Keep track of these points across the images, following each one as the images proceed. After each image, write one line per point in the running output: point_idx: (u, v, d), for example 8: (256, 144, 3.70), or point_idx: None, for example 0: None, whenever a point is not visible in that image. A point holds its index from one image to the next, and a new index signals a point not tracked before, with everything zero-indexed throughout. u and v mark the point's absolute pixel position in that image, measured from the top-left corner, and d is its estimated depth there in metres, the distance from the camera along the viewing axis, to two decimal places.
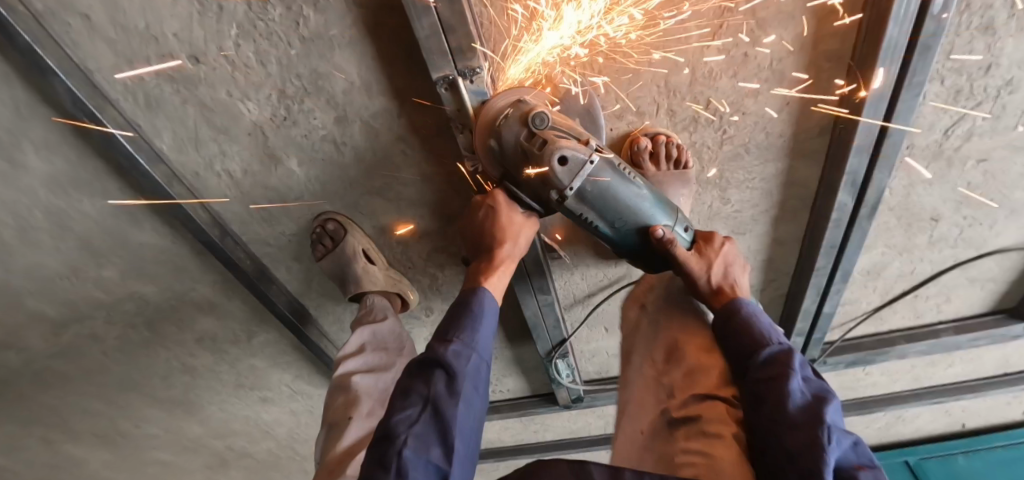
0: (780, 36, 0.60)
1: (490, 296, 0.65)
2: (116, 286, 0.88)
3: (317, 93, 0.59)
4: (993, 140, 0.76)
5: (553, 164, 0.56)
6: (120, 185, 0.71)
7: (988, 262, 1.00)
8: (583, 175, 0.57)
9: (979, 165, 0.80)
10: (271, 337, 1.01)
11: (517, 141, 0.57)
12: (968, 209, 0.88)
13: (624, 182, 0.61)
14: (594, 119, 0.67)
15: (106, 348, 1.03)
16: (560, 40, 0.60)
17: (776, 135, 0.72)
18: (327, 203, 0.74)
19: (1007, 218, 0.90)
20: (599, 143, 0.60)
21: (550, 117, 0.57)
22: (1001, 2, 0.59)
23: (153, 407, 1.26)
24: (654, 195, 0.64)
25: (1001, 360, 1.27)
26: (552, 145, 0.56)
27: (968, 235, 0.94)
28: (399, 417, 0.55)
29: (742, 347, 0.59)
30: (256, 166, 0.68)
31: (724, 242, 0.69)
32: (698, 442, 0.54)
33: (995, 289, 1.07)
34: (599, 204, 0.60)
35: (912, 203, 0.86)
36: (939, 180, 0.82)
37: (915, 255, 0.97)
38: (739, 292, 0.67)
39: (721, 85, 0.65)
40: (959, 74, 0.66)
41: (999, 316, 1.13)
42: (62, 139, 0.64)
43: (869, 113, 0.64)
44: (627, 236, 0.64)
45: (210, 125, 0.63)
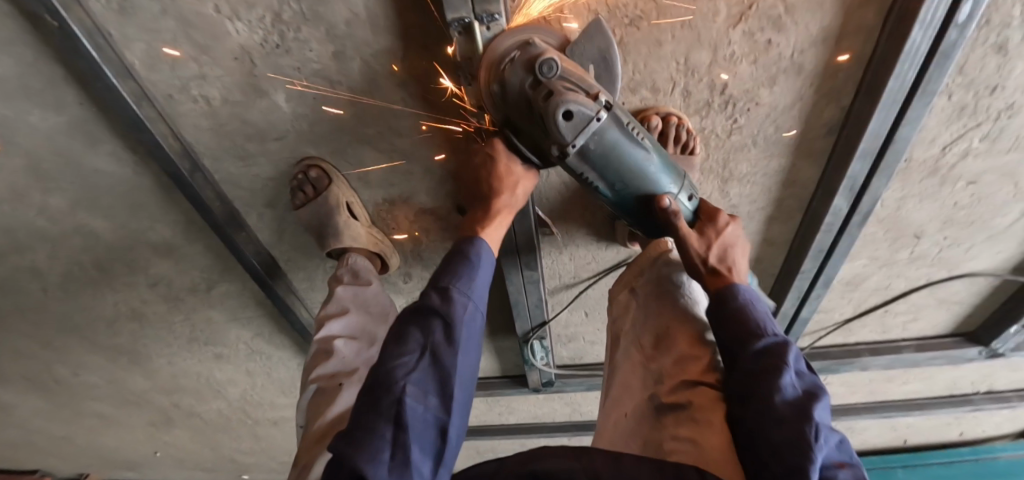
0: (804, 27, 0.59)
1: (486, 247, 0.61)
2: (64, 216, 0.80)
3: (315, 20, 0.53)
4: (985, 163, 0.79)
5: (557, 117, 0.50)
6: (79, 100, 0.63)
7: (958, 284, 1.04)
8: (589, 133, 0.52)
9: (968, 186, 0.82)
10: (234, 289, 0.95)
11: (521, 88, 0.52)
12: (949, 229, 0.91)
13: (630, 142, 0.55)
14: (611, 70, 0.57)
15: (47, 284, 0.95)
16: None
17: (785, 131, 0.71)
18: (312, 147, 0.69)
19: (982, 242, 0.94)
20: (611, 98, 0.54)
21: (560, 65, 0.51)
22: (1019, 21, 0.59)
23: (96, 354, 1.17)
24: (661, 159, 0.59)
25: (952, 381, 1.33)
26: (559, 97, 0.50)
27: (944, 255, 0.97)
28: (395, 364, 0.52)
29: (734, 336, 0.55)
30: (239, 96, 0.62)
31: (728, 222, 0.64)
32: (687, 430, 0.53)
33: (958, 311, 1.12)
34: (601, 164, 0.56)
35: (901, 216, 0.87)
36: (929, 197, 0.84)
37: (894, 270, 1.00)
38: (737, 276, 0.62)
39: (741, 71, 0.63)
40: (967, 90, 0.67)
41: (958, 339, 1.19)
42: (16, 36, 0.56)
43: (880, 114, 0.64)
44: (626, 198, 0.60)
45: (191, 42, 0.56)
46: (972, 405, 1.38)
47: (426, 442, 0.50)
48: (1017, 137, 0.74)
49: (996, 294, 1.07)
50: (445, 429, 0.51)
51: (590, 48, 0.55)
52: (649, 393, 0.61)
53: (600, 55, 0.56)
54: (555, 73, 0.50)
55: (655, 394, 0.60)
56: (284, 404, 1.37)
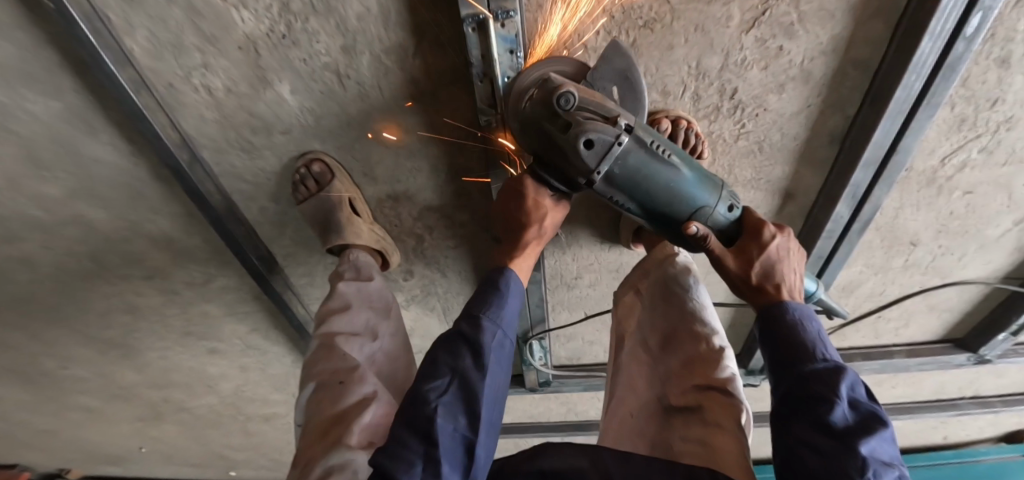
0: (816, 34, 0.59)
1: (516, 277, 0.62)
2: (58, 206, 0.78)
3: (325, 13, 0.52)
4: (982, 174, 0.80)
5: (579, 147, 0.50)
6: (77, 86, 0.61)
7: (950, 291, 1.05)
8: (612, 158, 0.51)
9: (964, 196, 0.84)
10: (231, 283, 0.93)
11: (542, 122, 0.52)
12: (944, 238, 0.92)
13: (658, 162, 0.54)
14: (635, 88, 0.56)
15: (37, 275, 0.93)
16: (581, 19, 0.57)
17: (791, 137, 0.72)
18: (317, 142, 0.67)
19: (975, 251, 0.95)
20: (631, 121, 0.52)
21: (577, 96, 0.50)
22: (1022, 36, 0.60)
23: (85, 347, 1.15)
24: (693, 175, 0.56)
25: (939, 386, 1.36)
26: (578, 127, 0.50)
27: (937, 263, 0.99)
28: (427, 387, 0.53)
29: (783, 358, 0.54)
30: (243, 87, 0.60)
31: (777, 233, 0.59)
32: (698, 432, 0.54)
33: (949, 318, 1.14)
34: (631, 188, 0.54)
35: (898, 225, 0.89)
36: (926, 205, 0.85)
37: (889, 277, 1.01)
38: (783, 295, 0.59)
39: (751, 77, 0.64)
40: (967, 103, 0.68)
41: (947, 345, 1.21)
42: (12, 19, 0.54)
43: (884, 125, 0.65)
44: (663, 222, 0.59)
45: (196, 31, 0.54)
46: (958, 409, 1.41)
47: (454, 460, 0.50)
48: (1014, 149, 0.75)
49: (984, 302, 1.09)
50: (473, 448, 0.51)
51: (608, 71, 0.55)
52: (658, 393, 0.63)
53: (622, 76, 0.56)
54: (571, 104, 0.50)
55: (665, 396, 0.61)
56: (277, 400, 1.37)
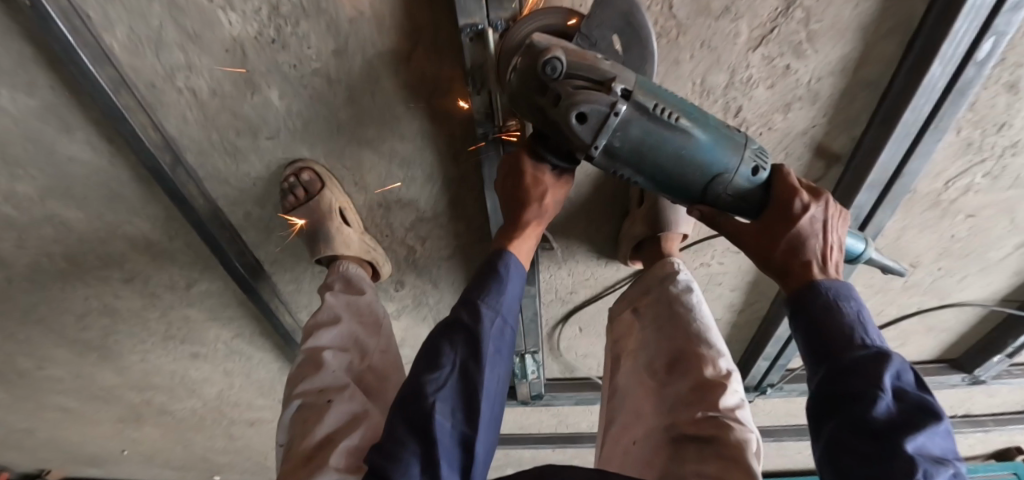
0: (826, 54, 0.57)
1: (516, 261, 0.59)
2: (32, 205, 0.74)
3: (316, 15, 0.49)
4: (986, 198, 0.79)
5: (572, 122, 0.47)
6: (52, 86, 0.57)
7: (947, 313, 1.05)
8: (610, 130, 0.47)
9: (967, 220, 0.83)
10: (214, 288, 0.90)
11: (532, 94, 0.48)
12: (945, 260, 0.91)
13: (662, 130, 0.48)
14: (642, 32, 0.48)
15: (12, 274, 0.89)
16: None
17: (795, 156, 0.70)
18: (306, 148, 0.65)
19: (975, 273, 0.94)
20: (630, 84, 0.47)
21: (565, 61, 0.46)
22: None
23: (61, 349, 1.12)
24: (708, 138, 0.49)
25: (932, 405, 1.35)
26: (567, 100, 0.46)
27: (936, 284, 0.98)
28: (427, 379, 0.51)
29: (819, 343, 0.48)
30: (229, 89, 0.57)
31: (812, 202, 0.52)
32: (709, 466, 0.50)
33: (945, 338, 1.14)
34: (635, 161, 0.49)
35: (900, 246, 0.88)
36: (928, 228, 0.84)
37: (888, 297, 1.00)
38: (822, 271, 0.52)
39: (757, 95, 0.62)
40: (975, 126, 0.67)
41: (943, 365, 1.21)
42: None
43: (891, 148, 0.63)
44: (680, 194, 0.53)
45: (179, 30, 0.51)
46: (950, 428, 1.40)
47: (451, 457, 0.49)
48: (1019, 175, 0.74)
49: (980, 325, 1.09)
50: (470, 444, 0.50)
51: (607, 17, 0.47)
52: (664, 420, 0.58)
53: (625, 21, 0.48)
54: (557, 70, 0.45)
55: (672, 423, 0.57)
56: (262, 405, 1.35)
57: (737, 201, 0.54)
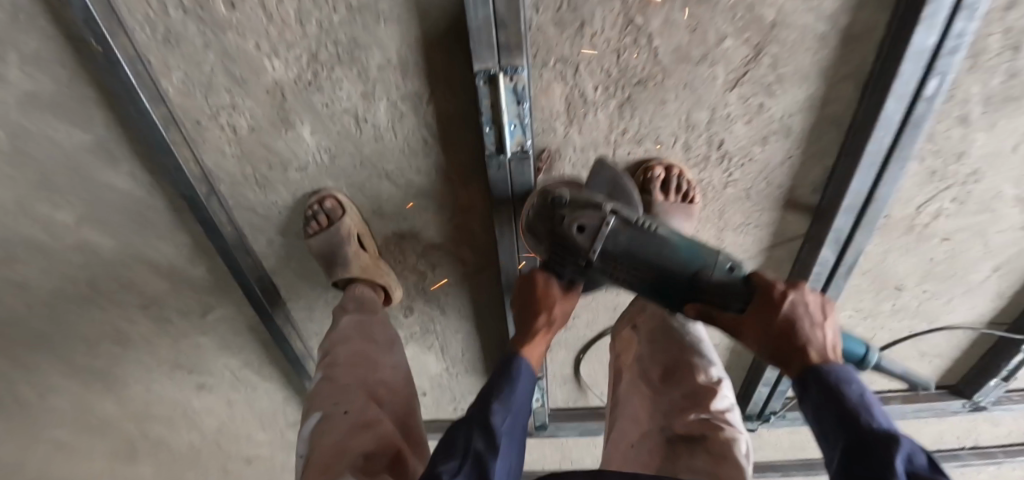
0: (794, 93, 0.65)
1: (529, 363, 0.59)
2: (65, 232, 0.78)
3: (350, 63, 0.57)
4: (958, 222, 0.89)
5: (573, 233, 0.58)
6: (105, 122, 0.62)
7: (938, 337, 1.13)
8: (603, 237, 0.58)
9: (943, 243, 0.93)
10: (228, 315, 0.94)
11: (540, 217, 0.61)
12: (929, 283, 1.01)
13: (646, 235, 0.58)
14: (626, 189, 0.63)
15: (32, 300, 0.92)
16: (572, 30, 0.58)
17: (775, 186, 0.78)
18: (329, 180, 0.71)
19: (960, 296, 1.04)
20: (618, 205, 0.59)
21: (567, 192, 0.60)
22: (976, 99, 0.70)
23: (68, 375, 1.14)
24: (683, 241, 0.59)
25: (936, 434, 1.39)
26: (569, 216, 0.58)
27: (924, 307, 1.08)
28: (439, 469, 0.46)
29: (830, 428, 0.44)
30: (266, 125, 0.63)
31: (788, 290, 0.53)
32: (704, 460, 0.53)
33: (942, 363, 1.21)
34: (628, 263, 0.59)
35: (885, 268, 0.99)
36: (909, 251, 0.95)
37: (880, 320, 1.11)
38: (825, 357, 0.50)
39: (737, 129, 0.69)
40: (936, 156, 0.78)
41: (942, 391, 1.26)
42: (54, 55, 0.56)
43: (861, 174, 0.70)
44: (679, 294, 0.61)
45: (228, 74, 0.58)
46: (959, 459, 1.41)
47: None
48: (983, 200, 0.85)
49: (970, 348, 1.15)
50: None
51: (599, 180, 0.64)
52: (661, 423, 0.61)
53: (612, 181, 0.64)
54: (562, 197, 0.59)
55: (667, 425, 0.60)
56: (260, 439, 1.35)
57: (723, 297, 0.58)
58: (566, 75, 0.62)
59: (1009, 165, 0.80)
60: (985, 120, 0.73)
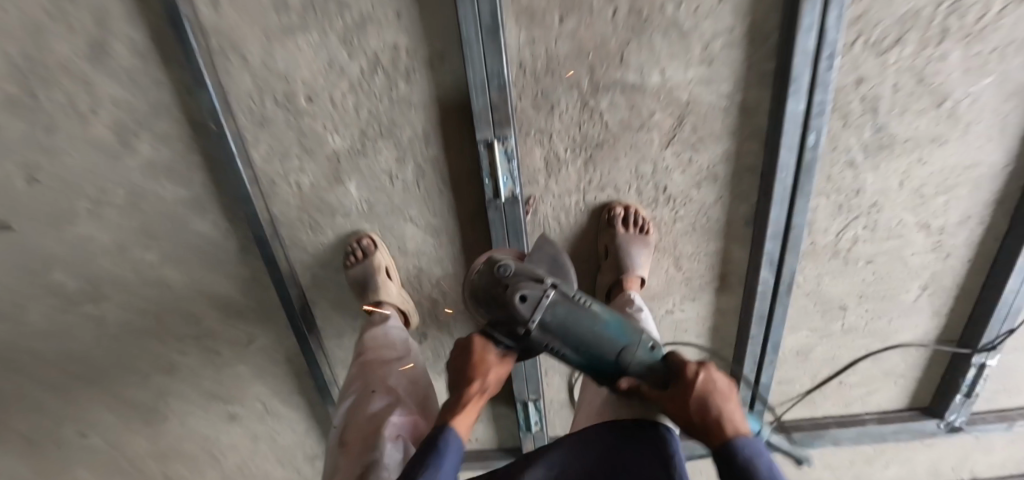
0: (714, 149, 0.89)
1: (456, 434, 0.66)
2: (147, 270, 0.96)
3: (389, 136, 0.79)
4: (873, 247, 1.13)
5: (516, 302, 0.68)
6: (202, 182, 0.83)
7: (894, 354, 1.35)
8: (543, 307, 0.69)
9: (868, 265, 1.16)
10: (269, 345, 1.11)
11: (489, 285, 0.72)
12: (868, 303, 1.24)
13: (579, 309, 0.70)
14: (563, 267, 0.78)
15: (102, 334, 1.09)
16: (549, 108, 0.82)
17: (713, 221, 1.00)
18: (366, 223, 0.91)
19: (899, 316, 1.27)
20: (557, 281, 0.72)
21: (514, 265, 0.72)
22: (854, 146, 0.96)
23: (111, 410, 1.28)
24: (612, 320, 0.72)
25: (924, 459, 1.58)
26: (513, 286, 0.69)
27: (873, 328, 1.30)
28: None
29: None
30: (323, 182, 0.84)
31: (699, 370, 0.68)
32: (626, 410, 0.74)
33: (906, 384, 1.43)
34: (562, 334, 0.70)
35: (824, 291, 1.21)
36: (842, 274, 1.18)
37: (834, 339, 1.32)
38: (731, 426, 0.63)
39: (675, 177, 0.92)
40: (838, 193, 1.03)
41: (915, 412, 1.47)
42: (176, 135, 0.78)
43: (775, 208, 0.93)
44: (605, 366, 0.72)
45: (300, 146, 0.80)
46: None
47: None
48: (887, 227, 1.10)
49: (931, 365, 1.37)
50: None
51: (542, 256, 0.78)
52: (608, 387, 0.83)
53: (553, 259, 0.78)
54: (507, 273, 0.71)
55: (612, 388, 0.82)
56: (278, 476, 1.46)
57: (648, 375, 0.71)
58: (544, 141, 0.85)
59: (899, 197, 1.05)
60: (867, 163, 0.99)
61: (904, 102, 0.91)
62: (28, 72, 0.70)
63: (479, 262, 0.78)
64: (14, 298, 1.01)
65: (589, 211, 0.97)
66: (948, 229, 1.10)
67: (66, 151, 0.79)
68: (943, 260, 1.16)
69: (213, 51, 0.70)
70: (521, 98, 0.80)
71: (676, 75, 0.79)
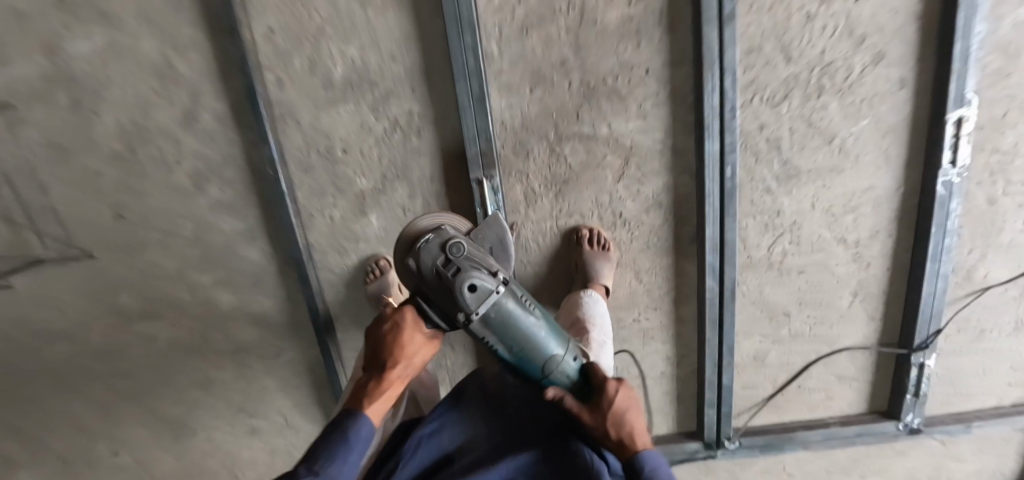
0: (656, 182, 1.14)
1: (372, 416, 0.71)
2: (199, 291, 1.16)
3: (403, 177, 1.03)
4: (801, 259, 1.36)
5: (464, 290, 0.70)
6: (255, 216, 1.05)
7: (843, 358, 1.53)
8: (489, 301, 0.70)
9: (801, 274, 1.39)
10: (295, 357, 1.29)
11: (435, 265, 0.72)
12: (810, 309, 1.44)
13: (523, 310, 0.73)
14: (506, 249, 0.84)
15: (151, 351, 1.26)
16: (526, 154, 1.07)
17: (662, 239, 1.23)
18: (382, 248, 1.13)
19: (840, 321, 1.46)
20: (508, 278, 0.74)
21: (467, 250, 0.73)
22: (766, 176, 1.22)
23: (144, 426, 1.43)
24: (549, 329, 0.75)
25: (902, 468, 1.71)
26: (463, 274, 0.70)
27: (819, 333, 1.49)
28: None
29: None
30: (350, 214, 1.07)
31: (619, 387, 0.73)
32: None
33: (860, 387, 1.59)
34: (499, 330, 0.72)
35: (766, 298, 1.43)
36: (778, 283, 1.41)
37: (785, 344, 1.51)
38: (637, 440, 0.69)
39: (629, 204, 1.16)
40: (762, 214, 1.28)
41: (877, 415, 1.62)
42: (239, 180, 1.00)
43: (710, 227, 1.17)
44: (529, 365, 0.75)
45: (335, 187, 1.03)
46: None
47: None
48: (809, 242, 1.34)
49: (879, 369, 1.55)
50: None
51: (490, 233, 0.83)
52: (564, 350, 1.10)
53: (498, 239, 0.84)
54: (462, 259, 0.71)
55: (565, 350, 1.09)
56: None
57: (566, 382, 0.77)
58: (523, 180, 1.10)
59: (813, 217, 1.29)
60: (781, 190, 1.24)
61: (801, 141, 1.18)
62: (134, 134, 0.94)
63: (428, 232, 0.75)
64: (81, 318, 1.20)
65: (561, 234, 1.20)
66: (862, 241, 1.33)
67: (150, 194, 1.02)
68: (866, 268, 1.38)
69: (276, 117, 0.95)
70: (503, 148, 1.06)
71: (621, 127, 1.06)
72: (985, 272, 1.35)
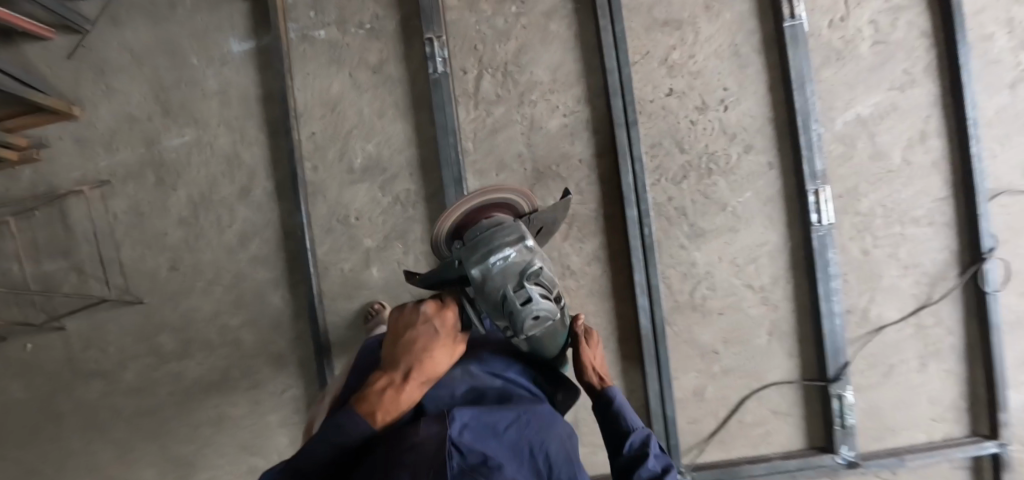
0: (594, 240, 1.47)
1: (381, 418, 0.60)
2: (228, 332, 1.39)
3: (397, 237, 1.33)
4: (723, 300, 1.57)
5: (528, 318, 0.69)
6: (283, 267, 1.35)
7: (773, 392, 1.60)
8: (542, 325, 0.73)
9: (722, 315, 1.57)
10: (299, 392, 1.41)
11: (505, 288, 0.68)
12: (733, 347, 1.58)
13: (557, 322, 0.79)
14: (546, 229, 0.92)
15: (175, 388, 1.41)
16: None
17: (606, 286, 1.50)
18: (380, 293, 1.34)
19: (764, 359, 1.59)
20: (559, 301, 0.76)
21: (541, 279, 0.71)
22: (681, 236, 1.53)
23: (156, 468, 1.44)
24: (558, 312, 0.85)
25: None
26: (531, 306, 0.69)
27: (748, 369, 1.59)
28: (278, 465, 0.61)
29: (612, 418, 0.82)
30: (357, 267, 1.34)
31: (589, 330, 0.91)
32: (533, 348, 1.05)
33: (796, 423, 1.62)
34: (535, 340, 0.77)
35: (695, 337, 1.58)
36: (706, 324, 1.58)
37: (720, 380, 1.60)
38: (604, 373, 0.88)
39: (575, 258, 1.48)
40: (681, 265, 1.55)
41: (815, 450, 1.60)
42: (276, 237, 1.34)
43: (638, 270, 1.41)
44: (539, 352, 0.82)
45: (348, 244, 1.33)
46: None
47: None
48: (723, 288, 1.56)
49: (808, 403, 1.61)
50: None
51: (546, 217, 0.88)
52: None
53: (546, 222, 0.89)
54: (535, 289, 0.70)
55: None
56: None
57: None
58: None
59: (722, 268, 1.56)
60: (692, 245, 1.54)
61: (701, 209, 1.53)
62: (206, 204, 1.33)
63: (512, 247, 0.69)
64: (121, 357, 1.40)
65: None
66: (767, 286, 1.56)
67: (202, 250, 1.34)
68: (775, 310, 1.58)
69: (310, 194, 1.31)
70: None
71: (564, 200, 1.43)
72: (876, 311, 1.55)
